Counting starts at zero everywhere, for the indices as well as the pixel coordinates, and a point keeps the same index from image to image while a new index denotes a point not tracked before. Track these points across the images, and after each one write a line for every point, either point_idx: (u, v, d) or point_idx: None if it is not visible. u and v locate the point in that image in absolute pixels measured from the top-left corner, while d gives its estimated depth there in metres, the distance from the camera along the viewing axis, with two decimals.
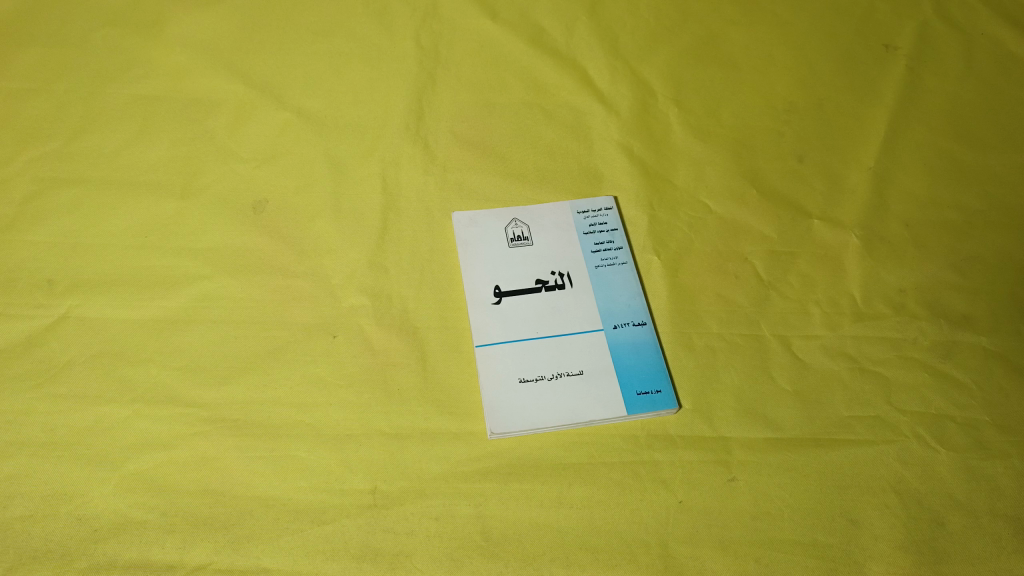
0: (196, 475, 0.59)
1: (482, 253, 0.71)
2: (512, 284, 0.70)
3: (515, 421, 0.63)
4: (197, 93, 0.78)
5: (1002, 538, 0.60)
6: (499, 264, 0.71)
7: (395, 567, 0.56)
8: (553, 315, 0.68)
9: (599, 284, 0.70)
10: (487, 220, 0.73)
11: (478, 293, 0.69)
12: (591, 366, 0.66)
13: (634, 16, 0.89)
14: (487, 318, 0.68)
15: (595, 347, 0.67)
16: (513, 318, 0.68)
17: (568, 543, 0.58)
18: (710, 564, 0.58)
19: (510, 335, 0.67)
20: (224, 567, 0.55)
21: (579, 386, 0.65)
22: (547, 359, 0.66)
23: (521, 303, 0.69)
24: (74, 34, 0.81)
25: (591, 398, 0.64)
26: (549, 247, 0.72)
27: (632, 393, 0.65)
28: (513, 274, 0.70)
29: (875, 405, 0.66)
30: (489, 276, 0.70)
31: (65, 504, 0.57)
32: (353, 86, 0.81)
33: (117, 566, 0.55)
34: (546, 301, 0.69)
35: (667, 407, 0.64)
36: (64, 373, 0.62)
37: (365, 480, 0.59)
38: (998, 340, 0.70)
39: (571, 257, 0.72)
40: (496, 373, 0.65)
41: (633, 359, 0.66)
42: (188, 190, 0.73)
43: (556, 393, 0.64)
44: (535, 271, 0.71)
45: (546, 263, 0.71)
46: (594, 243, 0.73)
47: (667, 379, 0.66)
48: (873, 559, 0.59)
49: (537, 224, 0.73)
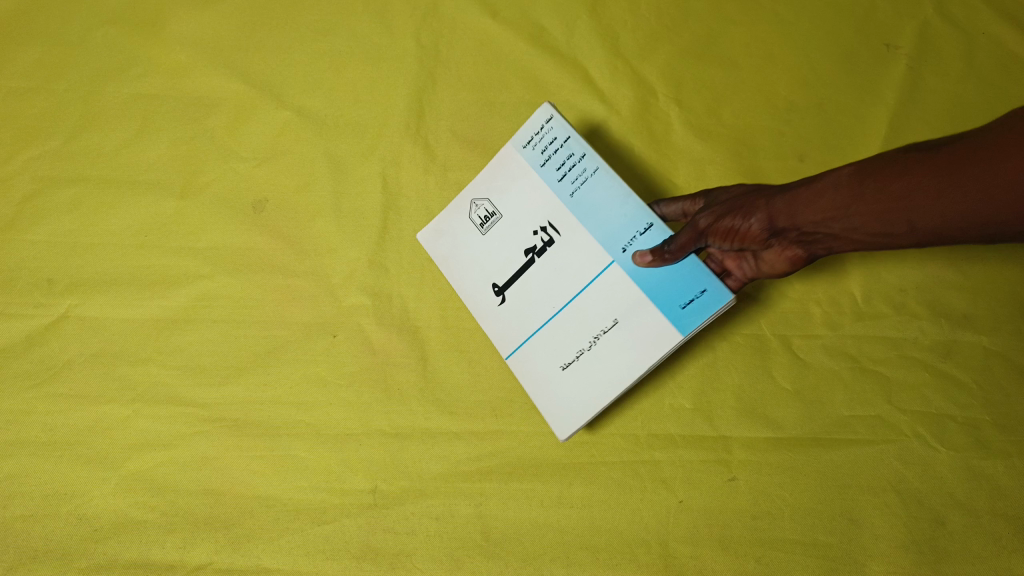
0: (196, 475, 0.62)
1: (471, 250, 0.62)
2: (507, 264, 0.60)
3: (579, 417, 0.55)
4: (197, 92, 0.75)
5: (1001, 538, 0.61)
6: (488, 256, 0.61)
7: (396, 567, 0.60)
8: (557, 282, 0.56)
9: (584, 212, 0.55)
10: (450, 219, 0.63)
11: (483, 303, 0.61)
12: (622, 308, 0.53)
13: (634, 13, 0.85)
14: (502, 325, 0.59)
15: (610, 286, 0.54)
16: (523, 306, 0.58)
17: (569, 542, 0.61)
18: (708, 563, 0.60)
19: (529, 329, 0.58)
20: (224, 567, 0.59)
21: (621, 340, 0.53)
22: (574, 334, 0.55)
23: (523, 287, 0.58)
24: (61, 25, 0.77)
25: (641, 345, 0.52)
26: (517, 206, 0.59)
27: (677, 310, 0.50)
28: (503, 260, 0.60)
29: (875, 405, 0.65)
30: (482, 275, 0.61)
31: (66, 504, 0.61)
32: (353, 84, 0.76)
33: (118, 564, 0.59)
34: (546, 266, 0.57)
35: (722, 303, 0.48)
36: (64, 373, 0.64)
37: (365, 480, 0.62)
38: (999, 339, 0.66)
39: (544, 198, 0.58)
40: (540, 376, 0.57)
41: (657, 274, 0.51)
42: (188, 189, 0.71)
43: (602, 362, 0.54)
44: (521, 239, 0.59)
45: (524, 227, 0.59)
46: (556, 170, 0.57)
47: (706, 271, 0.49)
48: (873, 559, 0.61)
49: (497, 188, 0.61)
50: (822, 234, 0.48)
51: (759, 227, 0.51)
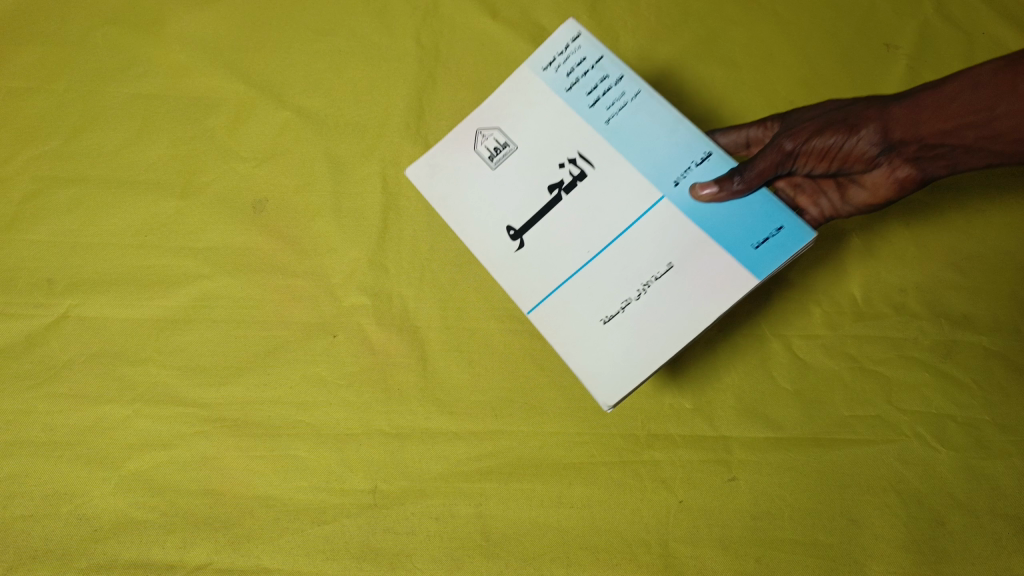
0: (195, 475, 0.62)
1: (478, 187, 0.56)
2: (523, 201, 0.54)
3: (625, 374, 0.51)
4: (197, 92, 0.75)
5: (1001, 538, 0.61)
6: (498, 194, 0.55)
7: (395, 567, 0.60)
8: (588, 220, 0.52)
9: (622, 141, 0.52)
10: (450, 155, 0.57)
11: (494, 245, 0.55)
12: (677, 249, 0.50)
13: (634, 15, 0.86)
14: (520, 272, 0.54)
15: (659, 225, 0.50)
16: (552, 252, 0.53)
17: (569, 542, 0.61)
18: (708, 563, 0.60)
19: (559, 276, 0.53)
20: (224, 567, 0.59)
21: (678, 286, 0.49)
22: (616, 282, 0.51)
23: (550, 228, 0.53)
24: (62, 25, 0.77)
25: (704, 290, 0.49)
26: (535, 138, 0.55)
27: (751, 250, 0.48)
28: (518, 195, 0.55)
29: (875, 405, 0.65)
30: (495, 217, 0.55)
31: (66, 504, 0.61)
32: (353, 84, 0.76)
33: (118, 564, 0.59)
34: (576, 206, 0.53)
35: (805, 240, 0.47)
36: (64, 373, 0.64)
37: (365, 481, 0.62)
38: (999, 339, 0.66)
39: (570, 129, 0.54)
40: (571, 330, 0.52)
41: (721, 212, 0.49)
42: (188, 189, 0.71)
43: (652, 312, 0.50)
44: (542, 172, 0.54)
45: (546, 162, 0.54)
46: (587, 95, 0.54)
47: (784, 210, 0.48)
48: (873, 559, 0.61)
49: (512, 118, 0.56)
50: (945, 144, 0.54)
51: (868, 140, 0.56)
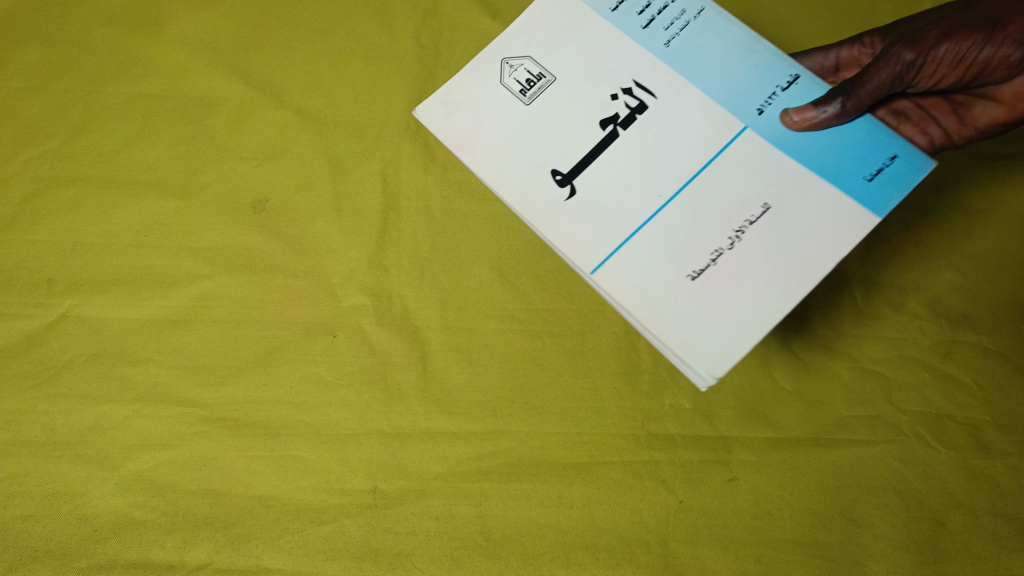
0: (195, 475, 0.62)
1: (513, 125, 0.56)
2: (576, 138, 0.55)
3: (722, 330, 0.49)
4: (197, 92, 0.75)
5: (1001, 538, 0.61)
6: (540, 130, 0.56)
7: (395, 567, 0.60)
8: (649, 156, 0.53)
9: (687, 60, 0.55)
10: (485, 98, 0.57)
11: (542, 193, 0.54)
12: (771, 189, 0.51)
13: None
14: (577, 225, 0.53)
15: (741, 162, 0.52)
16: (615, 199, 0.53)
17: (569, 542, 0.61)
18: (708, 563, 0.60)
19: (630, 226, 0.52)
20: (223, 567, 0.59)
21: (775, 226, 0.50)
22: (702, 232, 0.51)
23: (608, 165, 0.54)
24: (62, 26, 0.77)
25: (805, 232, 0.50)
26: (570, 69, 0.57)
27: (863, 180, 0.50)
28: (564, 133, 0.55)
29: (875, 405, 0.65)
30: (539, 159, 0.55)
31: (66, 504, 0.61)
32: (353, 84, 0.76)
33: (119, 564, 0.59)
34: (638, 144, 0.54)
35: (923, 165, 0.50)
36: (64, 373, 0.64)
37: (365, 481, 0.62)
38: (998, 339, 0.66)
39: (620, 55, 0.56)
40: (648, 282, 0.50)
41: (828, 143, 0.52)
42: (188, 189, 0.71)
43: (744, 258, 0.50)
44: (586, 103, 0.56)
45: (591, 93, 0.56)
46: (641, 16, 0.57)
47: (896, 139, 0.51)
48: (873, 559, 0.60)
49: (547, 49, 0.58)
50: None
51: (1012, 39, 0.58)
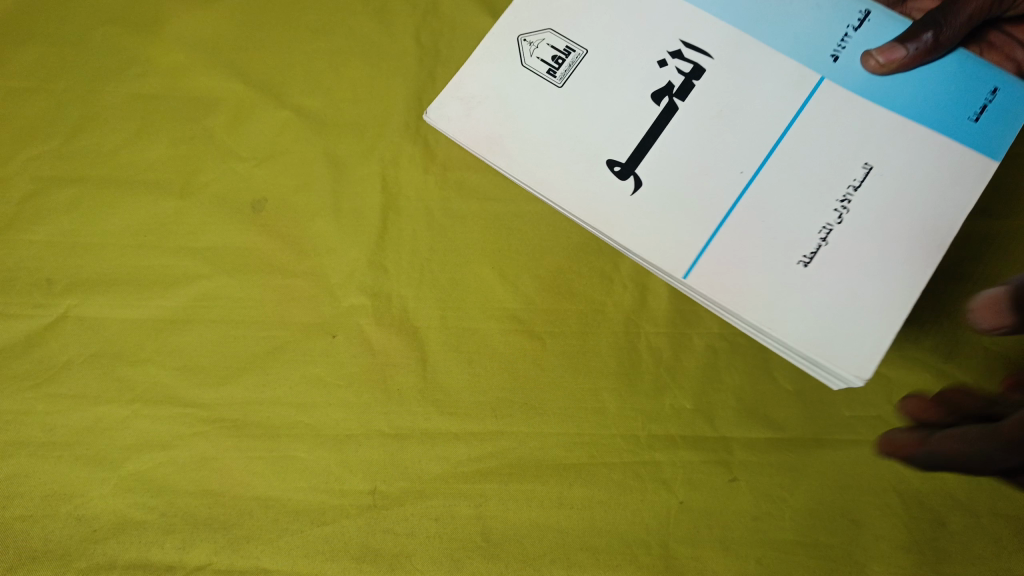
0: (195, 475, 0.62)
1: (553, 107, 0.62)
2: (635, 118, 0.61)
3: (864, 315, 0.55)
4: (197, 91, 0.75)
5: (1002, 538, 0.61)
6: (586, 103, 0.61)
7: (395, 567, 0.60)
8: (721, 127, 0.59)
9: (735, 10, 0.62)
10: (520, 94, 0.62)
11: (599, 187, 0.60)
12: (868, 150, 0.57)
13: None
14: (668, 222, 0.58)
15: (817, 133, 0.58)
16: (691, 190, 0.58)
17: (569, 543, 0.61)
18: (709, 564, 0.60)
19: (725, 214, 0.57)
20: (223, 567, 0.59)
21: (880, 184, 0.57)
22: (807, 215, 0.57)
23: (676, 139, 0.59)
24: (62, 24, 0.77)
25: (906, 185, 0.56)
26: (598, 35, 0.63)
27: (968, 121, 0.58)
28: (617, 109, 0.61)
29: (876, 405, 0.65)
30: (603, 146, 0.60)
31: (65, 504, 0.61)
32: (353, 83, 0.76)
33: (119, 564, 0.59)
34: (702, 118, 0.60)
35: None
36: (63, 373, 0.64)
37: (365, 481, 0.62)
38: (1000, 339, 0.65)
39: (661, 18, 0.62)
40: (752, 277, 0.56)
41: (915, 86, 0.59)
42: (188, 189, 0.71)
43: (854, 227, 0.56)
44: (628, 70, 0.62)
45: (637, 61, 0.62)
46: None
47: (991, 71, 0.58)
48: (873, 559, 0.60)
49: (571, 23, 0.63)
50: None
51: None
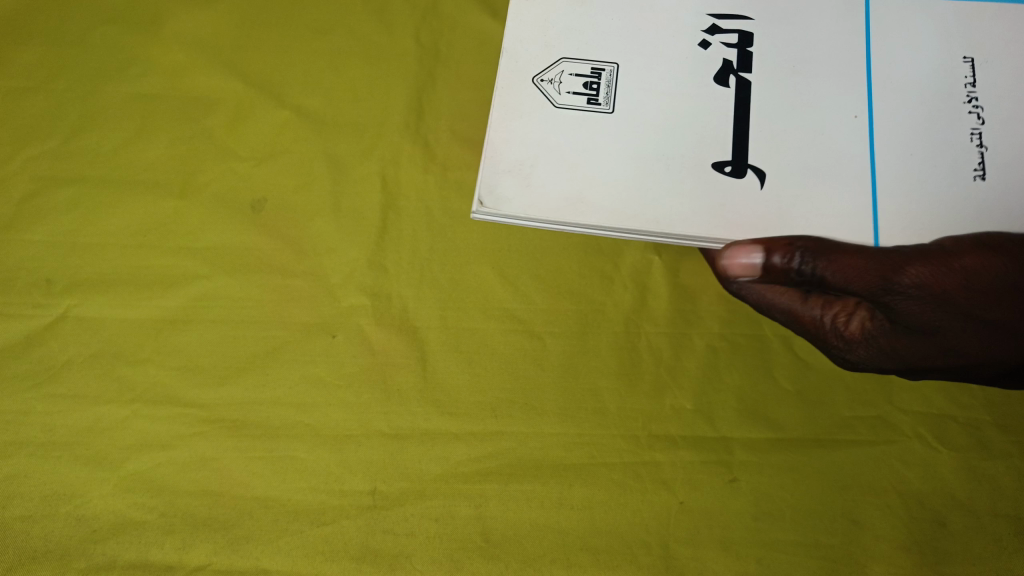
0: (195, 476, 0.62)
1: (614, 134, 0.56)
2: (717, 108, 0.56)
3: None
4: (197, 91, 0.75)
5: (1001, 538, 0.61)
6: (646, 87, 0.57)
7: (395, 567, 0.59)
8: (809, 79, 0.56)
9: None
10: (590, 118, 0.56)
11: (722, 192, 0.54)
12: (961, 43, 0.56)
13: None
14: (814, 216, 0.53)
15: (901, 56, 0.56)
16: (820, 172, 0.54)
17: (569, 543, 0.60)
18: (709, 564, 0.60)
19: (863, 177, 0.54)
20: (222, 567, 0.59)
21: (991, 66, 0.55)
22: (952, 135, 0.54)
23: (772, 106, 0.56)
24: (63, 25, 0.77)
25: (1016, 60, 0.55)
26: (618, 47, 0.58)
27: None
28: (689, 91, 0.57)
29: (877, 405, 0.64)
30: (704, 140, 0.55)
31: (65, 504, 0.61)
32: (353, 83, 0.76)
33: (119, 564, 0.59)
34: (783, 86, 0.56)
35: None
36: (63, 373, 0.64)
37: (365, 481, 0.61)
38: None
39: None
40: (951, 202, 0.53)
41: None
42: (188, 189, 0.71)
43: (998, 118, 0.54)
44: (672, 71, 0.57)
45: (678, 57, 0.58)
46: None
47: None
48: (874, 559, 0.60)
49: (581, 48, 0.59)
50: None
51: None
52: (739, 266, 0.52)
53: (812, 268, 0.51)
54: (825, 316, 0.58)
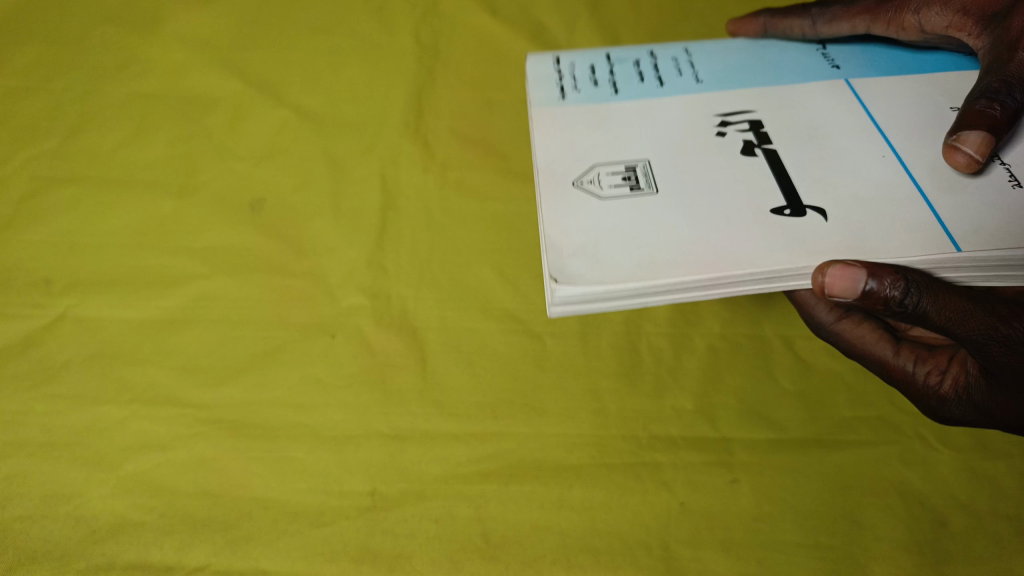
0: (194, 477, 0.61)
1: (666, 210, 0.52)
2: (756, 176, 0.53)
3: None
4: (197, 91, 0.75)
5: (1002, 539, 0.60)
6: (685, 174, 0.54)
7: (395, 567, 0.58)
8: (829, 143, 0.55)
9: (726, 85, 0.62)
10: (626, 207, 0.52)
11: (794, 233, 0.49)
12: (946, 98, 0.58)
13: (634, 11, 0.80)
14: (880, 243, 0.48)
15: (901, 109, 0.57)
16: (879, 220, 0.50)
17: (568, 545, 0.59)
18: (709, 565, 0.59)
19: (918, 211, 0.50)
20: (222, 569, 0.58)
21: None
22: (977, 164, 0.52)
23: (806, 171, 0.53)
24: (64, 26, 0.77)
25: None
26: (638, 145, 0.57)
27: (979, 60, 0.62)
28: (719, 173, 0.54)
29: (876, 406, 0.65)
30: (752, 199, 0.52)
31: (62, 505, 0.60)
32: (352, 83, 0.76)
33: (118, 565, 0.58)
34: (815, 154, 0.55)
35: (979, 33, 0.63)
36: (62, 374, 0.64)
37: (365, 481, 0.61)
38: None
39: (668, 105, 0.60)
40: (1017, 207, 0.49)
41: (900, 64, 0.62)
42: (187, 189, 0.71)
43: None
44: (705, 155, 0.55)
45: (702, 145, 0.56)
46: (608, 77, 0.63)
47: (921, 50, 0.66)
48: (874, 559, 0.59)
49: (606, 150, 0.57)
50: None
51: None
52: (837, 282, 0.45)
53: (916, 302, 0.46)
54: (917, 369, 0.58)
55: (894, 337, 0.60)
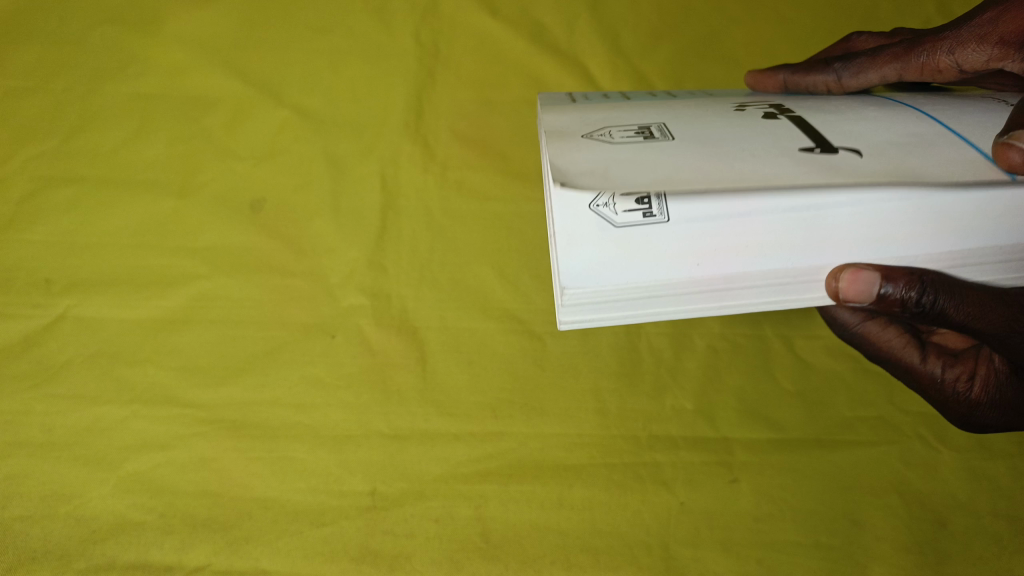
0: (194, 476, 0.61)
1: (690, 152, 0.43)
2: (787, 130, 0.46)
3: None
4: (197, 90, 0.75)
5: (1002, 539, 0.61)
6: (706, 128, 0.46)
7: (395, 567, 0.59)
8: (864, 111, 0.49)
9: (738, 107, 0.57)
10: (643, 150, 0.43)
11: (834, 167, 0.41)
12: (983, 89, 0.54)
13: (634, 10, 0.79)
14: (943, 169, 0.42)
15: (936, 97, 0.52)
16: (938, 161, 0.42)
17: (569, 544, 0.60)
18: (709, 564, 0.60)
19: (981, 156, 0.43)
20: (221, 568, 0.59)
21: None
22: None
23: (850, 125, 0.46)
24: (60, 23, 0.76)
25: None
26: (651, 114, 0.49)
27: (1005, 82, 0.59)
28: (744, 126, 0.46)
29: (877, 406, 0.65)
30: (787, 143, 0.44)
31: (63, 505, 0.60)
32: (352, 82, 0.76)
33: (117, 565, 0.59)
34: (853, 116, 0.47)
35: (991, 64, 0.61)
36: (62, 373, 0.64)
37: (365, 481, 0.61)
38: None
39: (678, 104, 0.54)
40: None
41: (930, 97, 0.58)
42: (187, 189, 0.71)
43: None
44: (724, 117, 0.48)
45: (721, 116, 0.49)
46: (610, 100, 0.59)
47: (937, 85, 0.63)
48: (874, 559, 0.60)
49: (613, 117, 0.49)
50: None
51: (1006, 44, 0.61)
52: (850, 288, 0.44)
53: (933, 301, 0.45)
54: (946, 374, 0.57)
55: (920, 343, 0.58)
